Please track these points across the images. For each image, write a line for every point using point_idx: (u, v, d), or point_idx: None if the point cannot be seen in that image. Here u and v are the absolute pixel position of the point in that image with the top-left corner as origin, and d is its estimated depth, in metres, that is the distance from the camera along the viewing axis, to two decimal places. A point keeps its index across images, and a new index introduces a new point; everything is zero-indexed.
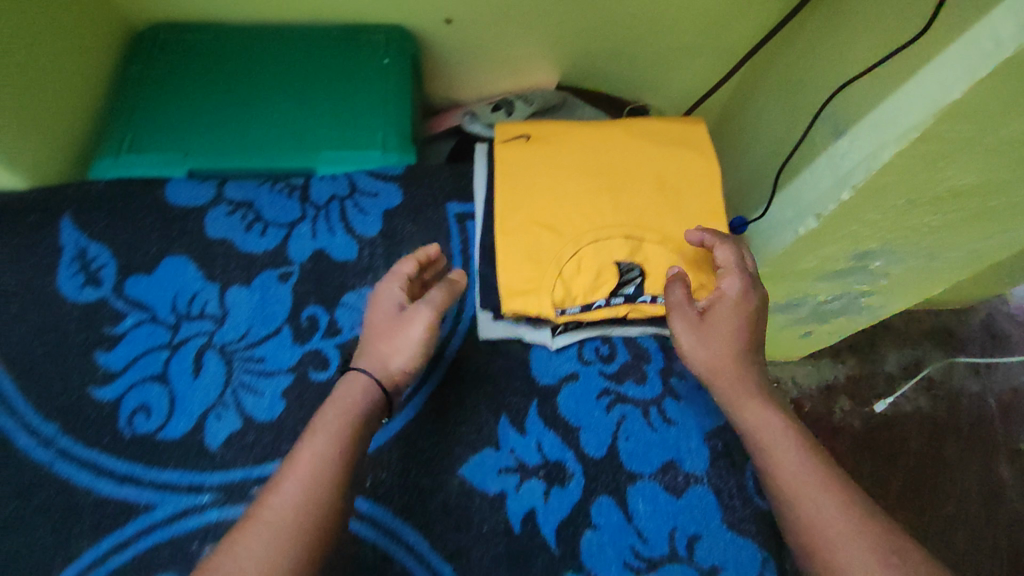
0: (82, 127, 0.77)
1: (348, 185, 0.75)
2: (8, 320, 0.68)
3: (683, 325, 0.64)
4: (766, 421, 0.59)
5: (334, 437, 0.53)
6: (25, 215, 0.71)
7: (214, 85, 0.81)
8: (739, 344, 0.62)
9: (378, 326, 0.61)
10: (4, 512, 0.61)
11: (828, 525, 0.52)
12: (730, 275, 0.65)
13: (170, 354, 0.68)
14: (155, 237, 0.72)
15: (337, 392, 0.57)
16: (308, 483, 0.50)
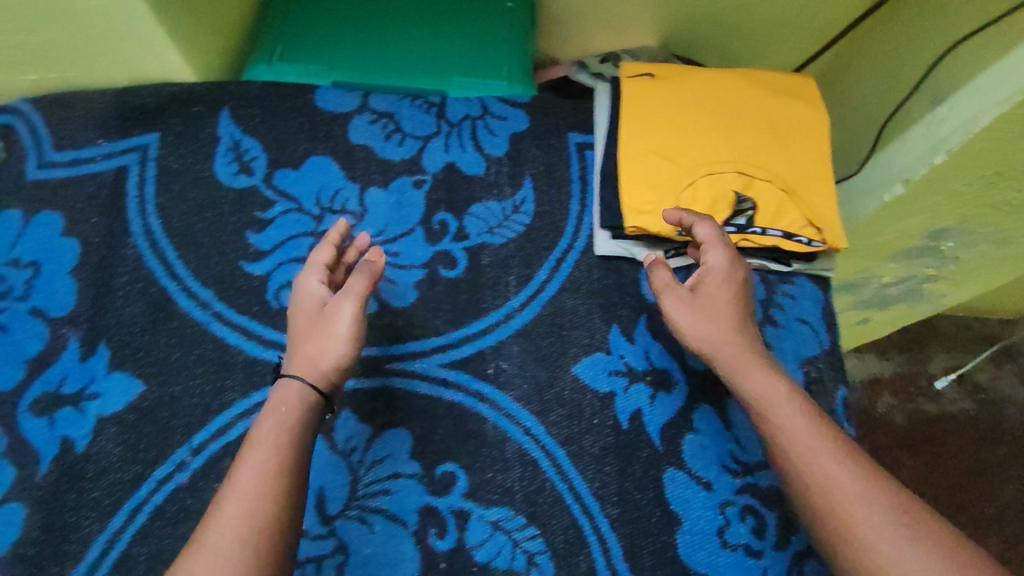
0: (239, 34, 0.84)
1: (481, 107, 0.80)
2: (173, 197, 0.75)
3: (677, 302, 0.66)
4: (774, 386, 0.61)
5: (272, 449, 0.55)
6: (191, 105, 0.78)
7: (351, 7, 0.86)
8: (722, 326, 0.64)
9: (303, 328, 0.63)
10: (168, 360, 0.68)
11: (838, 482, 0.54)
12: (718, 247, 0.66)
13: (314, 241, 0.74)
14: (302, 137, 0.78)
15: (272, 401, 0.59)
16: (251, 493, 0.52)
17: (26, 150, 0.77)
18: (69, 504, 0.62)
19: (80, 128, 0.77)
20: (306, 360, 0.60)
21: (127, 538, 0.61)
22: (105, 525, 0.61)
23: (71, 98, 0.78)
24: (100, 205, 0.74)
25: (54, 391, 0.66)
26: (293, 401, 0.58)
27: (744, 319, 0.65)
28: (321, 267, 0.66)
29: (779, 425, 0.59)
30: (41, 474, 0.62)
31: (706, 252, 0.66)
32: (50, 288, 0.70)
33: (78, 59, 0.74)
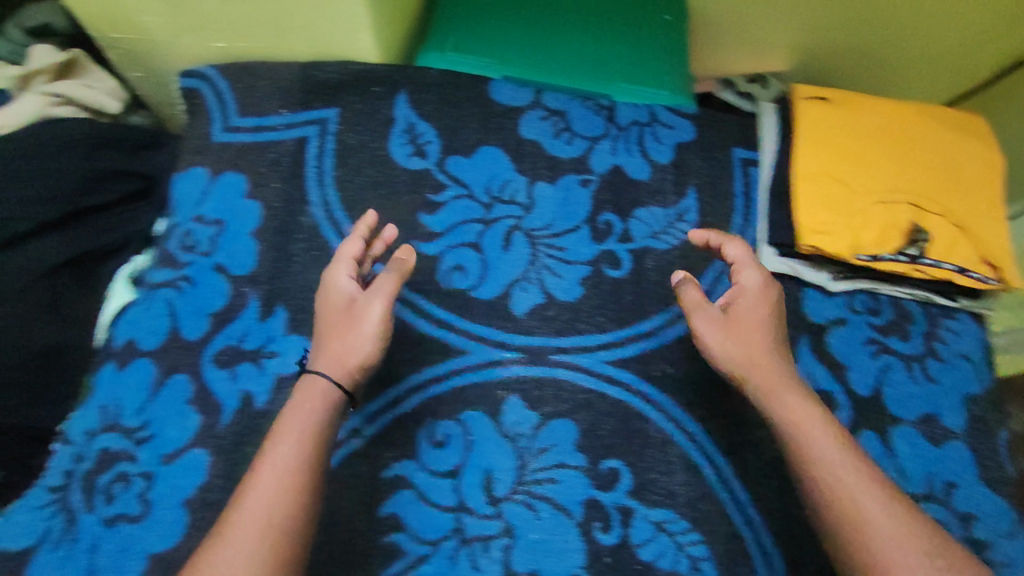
0: (408, 30, 0.86)
1: (649, 115, 0.81)
2: (350, 171, 0.77)
3: (706, 323, 0.61)
4: (805, 412, 0.56)
5: (297, 445, 0.54)
6: (371, 87, 0.80)
7: (516, 10, 0.88)
8: (756, 348, 0.59)
9: (330, 324, 0.61)
10: None
11: (872, 521, 0.51)
12: (752, 265, 0.63)
13: (483, 228, 0.75)
14: (475, 127, 0.80)
15: (296, 396, 0.57)
16: (271, 492, 0.51)
17: (212, 114, 0.80)
18: (248, 456, 0.64)
19: (265, 97, 0.80)
20: (334, 359, 0.59)
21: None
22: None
23: (258, 68, 0.82)
24: (282, 172, 0.76)
25: (236, 345, 0.68)
26: (316, 397, 0.57)
27: (777, 341, 0.61)
28: (349, 261, 0.64)
29: (809, 456, 0.54)
30: (223, 423, 0.65)
31: (739, 270, 0.63)
32: (233, 246, 0.73)
33: (276, 30, 0.77)
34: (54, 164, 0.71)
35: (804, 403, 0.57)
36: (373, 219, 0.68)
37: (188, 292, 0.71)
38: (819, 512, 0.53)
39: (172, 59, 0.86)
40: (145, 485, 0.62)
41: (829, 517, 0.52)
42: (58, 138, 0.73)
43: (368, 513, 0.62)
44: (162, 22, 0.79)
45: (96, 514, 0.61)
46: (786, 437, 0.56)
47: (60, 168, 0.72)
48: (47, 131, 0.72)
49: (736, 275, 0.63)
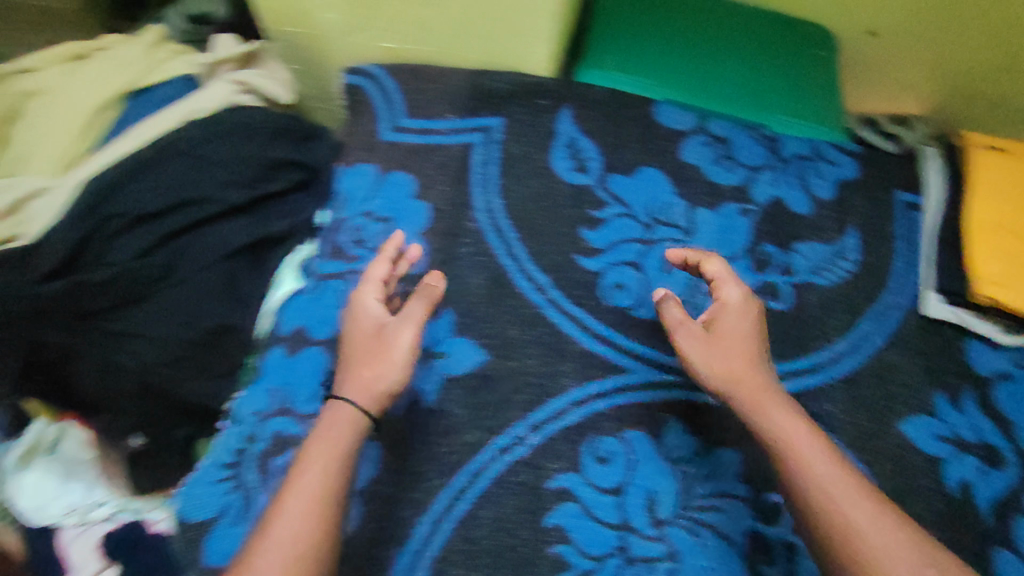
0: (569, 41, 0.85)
1: (813, 150, 0.81)
2: (514, 180, 0.79)
3: (688, 339, 0.63)
4: (790, 423, 0.57)
5: (321, 474, 0.55)
6: (538, 98, 0.81)
7: (676, 26, 0.87)
8: (738, 362, 0.60)
9: (358, 350, 0.63)
10: (511, 335, 0.71)
11: (864, 533, 0.51)
12: (733, 282, 0.65)
13: (643, 249, 0.75)
14: (636, 147, 0.80)
15: (321, 422, 0.59)
16: (295, 518, 0.52)
17: (379, 113, 0.82)
18: (416, 454, 0.65)
19: (433, 101, 0.81)
20: (361, 384, 0.60)
21: (470, 499, 0.64)
22: (450, 483, 0.64)
23: (426, 71, 0.83)
24: (448, 176, 0.78)
25: None
26: (343, 424, 0.58)
27: (759, 356, 0.61)
28: (375, 282, 0.67)
29: (796, 468, 0.55)
30: (392, 418, 0.66)
31: (720, 286, 0.64)
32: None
33: (451, 36, 0.79)
34: (240, 152, 0.73)
35: (785, 413, 0.58)
36: (400, 240, 0.70)
37: None
38: (809, 523, 0.53)
39: (335, 57, 0.88)
40: None
41: (818, 526, 0.52)
42: (241, 126, 0.74)
43: (533, 524, 0.63)
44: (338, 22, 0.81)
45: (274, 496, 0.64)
46: (775, 451, 0.57)
47: (243, 156, 0.74)
48: (232, 119, 0.74)
49: (718, 293, 0.65)
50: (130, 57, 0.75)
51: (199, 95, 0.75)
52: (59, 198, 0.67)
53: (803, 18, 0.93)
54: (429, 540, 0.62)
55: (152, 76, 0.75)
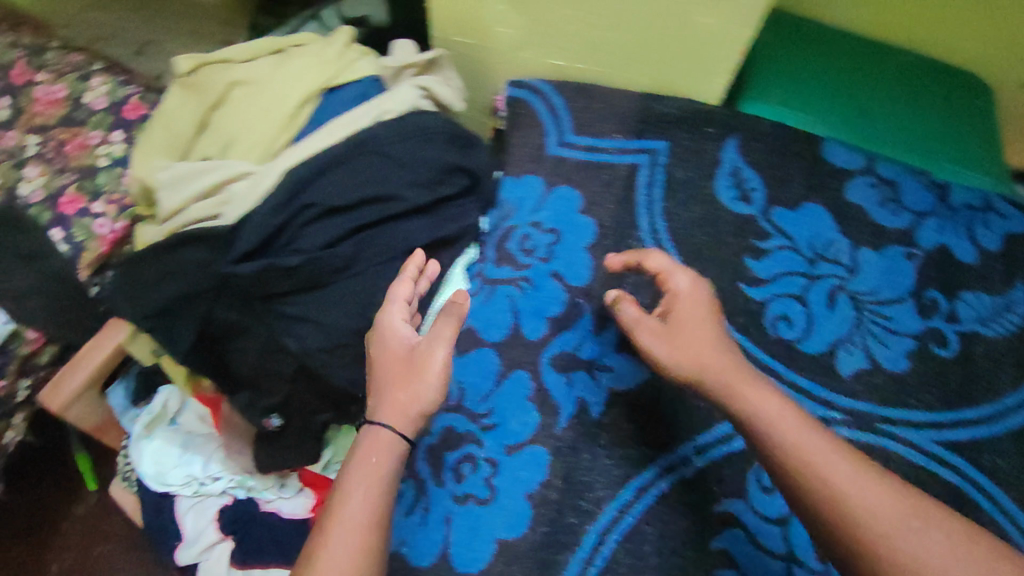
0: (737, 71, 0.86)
1: (984, 200, 0.80)
2: (679, 204, 0.80)
3: (648, 333, 0.63)
4: (753, 394, 0.56)
5: (364, 498, 0.56)
6: (706, 126, 0.82)
7: (842, 62, 0.86)
8: (708, 347, 0.60)
9: (390, 371, 0.62)
10: None
11: (861, 497, 0.48)
12: (681, 271, 0.65)
13: (807, 283, 0.77)
14: (800, 183, 0.81)
15: (360, 446, 0.59)
16: (342, 548, 0.53)
17: (545, 127, 0.84)
18: (584, 464, 0.67)
19: (601, 119, 0.83)
20: (396, 406, 0.60)
21: (637, 514, 0.65)
22: (616, 495, 0.66)
23: (594, 90, 0.85)
24: (614, 194, 0.80)
25: (571, 352, 0.72)
26: (383, 448, 0.59)
27: (720, 338, 0.61)
28: (400, 302, 0.66)
29: (779, 442, 0.53)
30: (560, 427, 0.68)
31: (667, 277, 0.65)
32: (568, 257, 0.77)
33: (627, 58, 0.80)
34: (419, 153, 0.74)
35: (748, 382, 0.57)
36: (420, 257, 0.70)
37: (529, 293, 0.75)
38: (801, 499, 0.51)
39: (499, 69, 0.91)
40: (491, 471, 0.67)
41: (814, 504, 0.50)
42: (421, 129, 0.75)
43: (699, 545, 0.64)
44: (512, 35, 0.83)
45: (447, 489, 0.66)
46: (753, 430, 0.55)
47: (425, 158, 0.74)
48: (415, 122, 0.74)
49: (667, 283, 0.65)
50: (325, 53, 0.78)
51: (388, 96, 0.76)
52: (261, 183, 0.70)
53: (965, 67, 0.90)
54: (599, 550, 0.64)
55: (344, 75, 0.78)
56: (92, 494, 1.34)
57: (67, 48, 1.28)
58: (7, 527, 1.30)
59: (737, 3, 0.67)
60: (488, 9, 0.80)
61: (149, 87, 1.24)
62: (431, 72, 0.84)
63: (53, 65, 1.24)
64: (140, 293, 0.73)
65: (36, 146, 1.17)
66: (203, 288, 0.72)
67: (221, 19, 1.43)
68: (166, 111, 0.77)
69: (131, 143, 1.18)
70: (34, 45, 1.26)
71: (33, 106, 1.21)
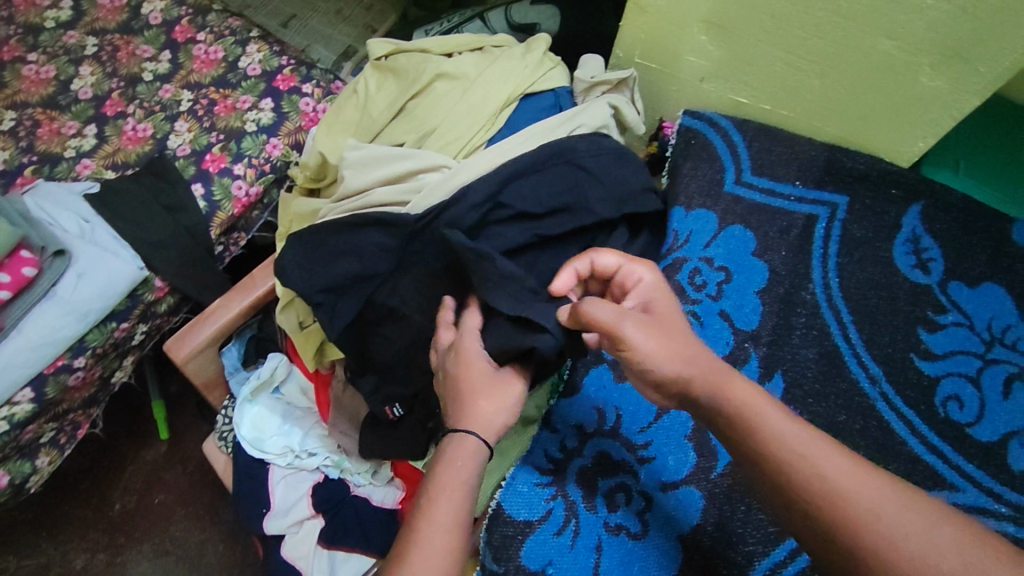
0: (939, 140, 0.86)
1: None
2: (853, 263, 0.79)
3: (634, 328, 0.56)
4: (740, 393, 0.55)
5: (454, 501, 0.54)
6: (891, 188, 0.81)
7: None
8: (687, 348, 0.57)
9: (474, 382, 0.59)
10: (840, 416, 0.72)
11: (843, 483, 0.50)
12: (639, 263, 0.63)
13: (982, 364, 0.73)
14: (983, 261, 0.78)
15: (447, 453, 0.57)
16: (432, 549, 0.52)
17: (723, 164, 0.85)
18: (737, 515, 0.63)
19: (783, 164, 0.83)
20: (486, 420, 0.58)
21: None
22: (769, 553, 0.61)
23: (777, 132, 0.85)
24: (790, 242, 0.80)
25: None
26: (467, 455, 0.57)
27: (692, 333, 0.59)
28: (473, 330, 0.63)
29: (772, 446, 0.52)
30: (718, 472, 0.65)
31: (631, 270, 0.63)
32: (739, 297, 0.77)
33: (822, 107, 0.80)
34: (606, 170, 0.72)
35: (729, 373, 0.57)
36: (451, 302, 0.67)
37: (697, 329, 0.76)
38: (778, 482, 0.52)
39: (675, 96, 0.90)
40: (645, 505, 0.64)
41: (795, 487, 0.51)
42: (614, 147, 0.74)
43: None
44: (703, 66, 0.83)
45: (600, 517, 0.63)
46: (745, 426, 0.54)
47: (615, 177, 0.72)
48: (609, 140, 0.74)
49: (631, 275, 0.63)
50: (525, 59, 0.80)
51: (584, 110, 0.76)
52: (455, 178, 0.71)
53: None
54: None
55: (538, 83, 0.79)
56: (161, 443, 1.35)
57: (227, 11, 1.31)
58: (81, 460, 1.32)
59: (972, 72, 0.67)
60: (687, 39, 0.80)
61: (301, 61, 1.25)
62: (620, 91, 0.84)
63: (213, 27, 1.28)
64: (318, 267, 0.74)
65: (189, 102, 1.21)
66: (383, 271, 0.72)
67: (366, 5, 1.43)
68: (371, 96, 0.83)
69: (279, 114, 1.20)
70: (198, 5, 1.31)
71: (190, 63, 1.25)
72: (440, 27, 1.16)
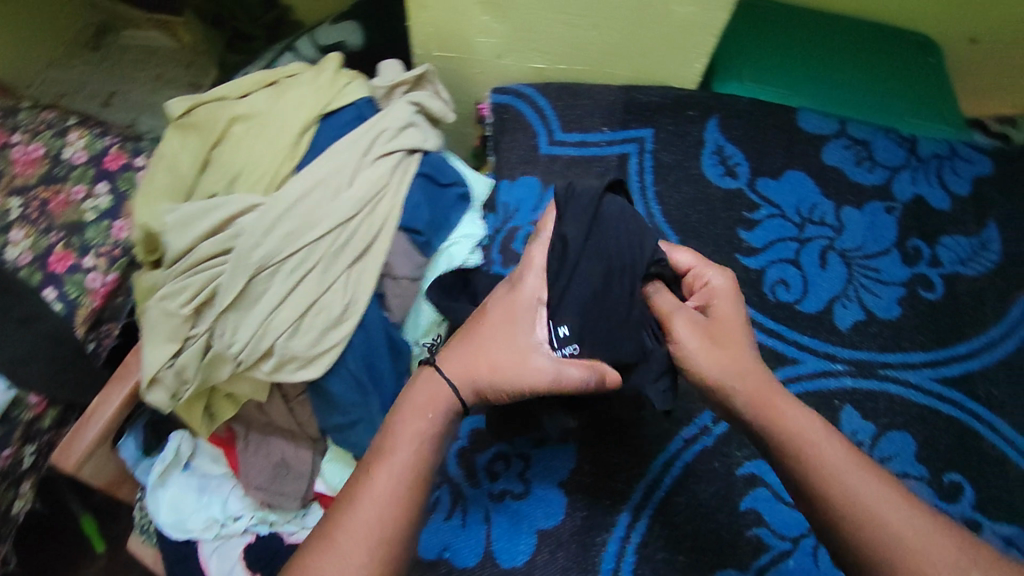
0: (718, 61, 0.95)
1: (950, 149, 0.87)
2: (669, 187, 0.85)
3: (685, 324, 0.63)
4: (796, 419, 0.56)
5: (411, 439, 0.58)
6: (687, 110, 0.88)
7: (790, 45, 0.95)
8: (731, 348, 0.61)
9: (497, 343, 0.62)
10: None
11: (877, 498, 0.50)
12: (709, 267, 0.67)
13: (799, 246, 0.81)
14: (780, 154, 0.87)
15: (415, 388, 0.62)
16: (381, 495, 0.55)
17: (535, 129, 0.89)
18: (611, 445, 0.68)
19: (587, 115, 0.89)
20: (470, 367, 0.61)
21: (667, 486, 0.66)
22: (645, 472, 0.66)
23: (577, 88, 0.91)
24: (608, 185, 0.85)
25: None
26: (432, 402, 0.60)
27: (752, 345, 0.62)
28: (539, 270, 0.65)
29: (812, 462, 0.53)
30: None
31: (700, 275, 0.67)
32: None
33: (605, 55, 0.86)
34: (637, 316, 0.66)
35: (778, 396, 0.58)
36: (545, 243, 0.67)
37: None
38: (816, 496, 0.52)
39: (483, 78, 0.95)
40: (523, 465, 0.67)
41: (831, 504, 0.51)
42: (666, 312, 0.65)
43: (727, 508, 0.64)
44: (494, 43, 0.88)
45: (483, 489, 0.66)
46: (794, 444, 0.55)
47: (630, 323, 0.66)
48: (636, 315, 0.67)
49: (699, 278, 0.67)
50: (318, 81, 0.80)
51: (383, 115, 0.79)
52: (271, 213, 0.72)
53: (903, 30, 0.99)
54: (632, 528, 0.64)
55: (338, 100, 0.80)
56: (100, 556, 1.30)
57: (37, 106, 1.26)
58: None
59: None
60: (471, 22, 0.85)
61: (127, 136, 1.22)
62: (422, 88, 0.87)
63: (26, 126, 1.23)
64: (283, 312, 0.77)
65: (20, 208, 1.16)
66: (238, 307, 0.73)
67: (186, 62, 1.41)
68: (164, 155, 0.77)
69: (117, 195, 1.16)
70: (4, 108, 1.25)
71: (12, 168, 1.20)
72: (256, 68, 1.16)
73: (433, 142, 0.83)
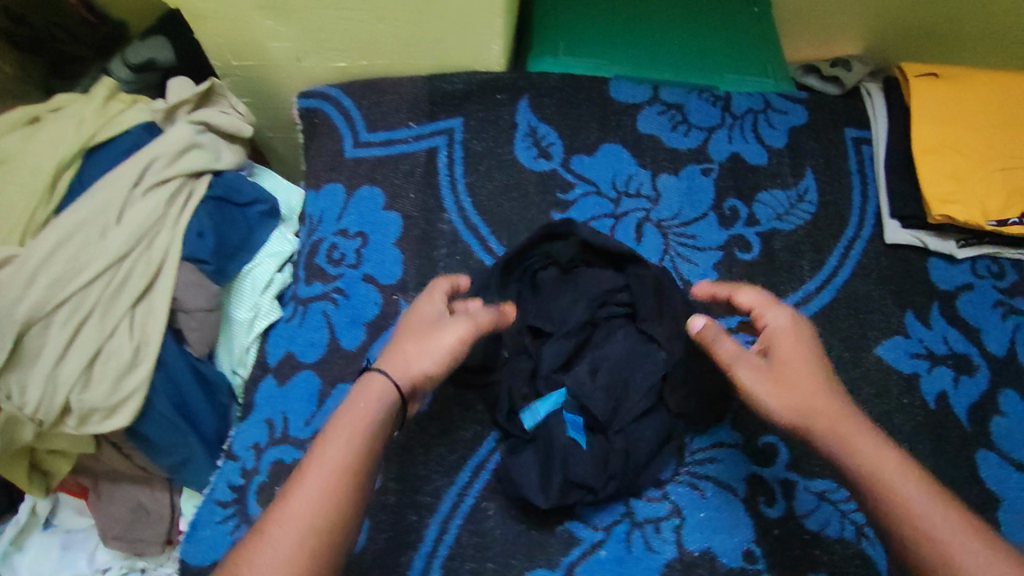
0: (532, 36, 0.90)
1: (763, 101, 0.85)
2: (480, 177, 0.82)
3: (750, 373, 0.58)
4: (869, 457, 0.53)
5: (345, 436, 0.54)
6: (496, 93, 0.84)
7: (607, 10, 0.91)
8: (803, 391, 0.56)
9: (412, 333, 0.61)
10: None
11: (962, 542, 0.49)
12: (775, 304, 0.60)
13: (615, 222, 0.79)
14: (595, 128, 0.84)
15: (356, 392, 0.58)
16: (310, 492, 0.52)
17: (341, 131, 0.85)
18: (419, 458, 0.68)
19: (392, 111, 0.84)
20: (397, 360, 0.59)
21: (476, 492, 0.67)
22: (455, 480, 0.67)
23: (381, 83, 0.86)
24: (416, 182, 0.82)
25: None
26: (373, 393, 0.57)
27: (827, 377, 0.57)
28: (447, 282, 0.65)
29: (889, 503, 0.51)
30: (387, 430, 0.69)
31: (763, 314, 0.60)
32: (378, 256, 0.79)
33: (399, 45, 0.81)
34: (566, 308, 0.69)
35: (854, 429, 0.55)
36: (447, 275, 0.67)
37: (343, 304, 0.77)
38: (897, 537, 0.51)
39: (290, 83, 0.90)
40: None
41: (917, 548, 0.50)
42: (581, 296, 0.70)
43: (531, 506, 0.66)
44: (288, 47, 0.83)
45: None
46: (866, 485, 0.53)
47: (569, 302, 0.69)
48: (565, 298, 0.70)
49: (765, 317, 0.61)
50: (83, 112, 0.75)
51: (159, 140, 0.74)
52: (29, 263, 0.66)
53: None
54: (439, 542, 0.64)
55: (108, 129, 0.75)
56: None
57: None
58: None
59: None
60: (257, 27, 0.80)
61: None
62: (215, 104, 0.83)
63: None
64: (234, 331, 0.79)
65: None
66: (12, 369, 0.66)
67: None
68: None
69: None
70: None
71: None
72: None
73: (227, 160, 0.79)
